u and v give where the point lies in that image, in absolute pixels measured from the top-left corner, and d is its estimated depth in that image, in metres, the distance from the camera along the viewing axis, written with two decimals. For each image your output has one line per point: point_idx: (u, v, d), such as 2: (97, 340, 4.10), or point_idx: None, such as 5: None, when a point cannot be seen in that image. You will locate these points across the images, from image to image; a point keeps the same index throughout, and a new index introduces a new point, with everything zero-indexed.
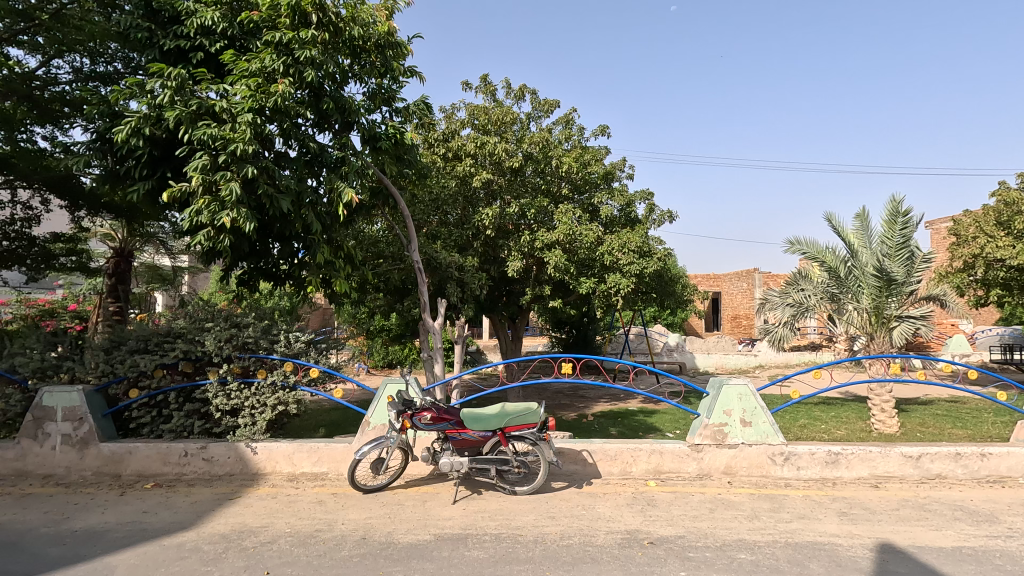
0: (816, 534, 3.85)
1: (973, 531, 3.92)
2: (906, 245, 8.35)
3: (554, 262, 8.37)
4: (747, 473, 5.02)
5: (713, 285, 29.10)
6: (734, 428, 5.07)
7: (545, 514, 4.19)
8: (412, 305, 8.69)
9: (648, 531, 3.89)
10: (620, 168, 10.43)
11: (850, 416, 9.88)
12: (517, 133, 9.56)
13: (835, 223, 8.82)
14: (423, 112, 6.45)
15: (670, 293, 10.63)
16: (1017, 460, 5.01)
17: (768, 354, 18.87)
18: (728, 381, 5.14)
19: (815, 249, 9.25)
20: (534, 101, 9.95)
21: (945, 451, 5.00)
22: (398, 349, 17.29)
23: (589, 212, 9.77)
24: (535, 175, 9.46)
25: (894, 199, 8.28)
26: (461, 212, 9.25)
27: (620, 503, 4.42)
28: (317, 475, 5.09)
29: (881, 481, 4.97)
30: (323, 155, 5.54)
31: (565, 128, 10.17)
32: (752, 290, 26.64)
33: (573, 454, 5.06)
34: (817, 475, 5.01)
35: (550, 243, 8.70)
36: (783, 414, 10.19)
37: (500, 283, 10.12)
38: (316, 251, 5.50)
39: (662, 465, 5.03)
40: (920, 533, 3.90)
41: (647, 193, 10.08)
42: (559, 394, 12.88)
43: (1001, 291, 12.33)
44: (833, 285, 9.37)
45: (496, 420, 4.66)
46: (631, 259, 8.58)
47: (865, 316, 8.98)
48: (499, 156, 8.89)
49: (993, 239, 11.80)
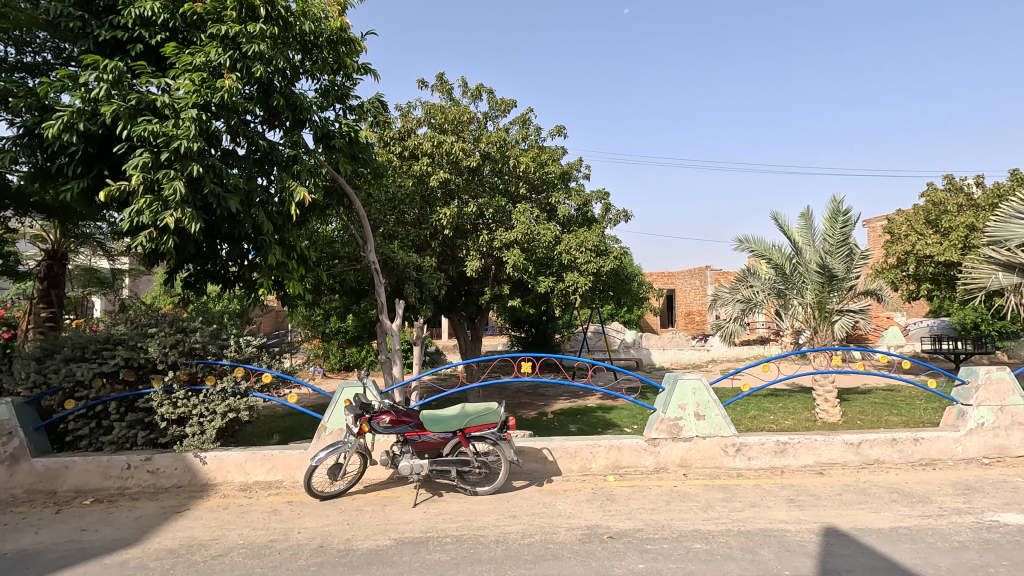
0: (767, 521, 4.01)
1: (908, 512, 4.17)
2: (846, 242, 8.76)
3: (512, 261, 8.40)
4: (701, 464, 5.18)
5: (667, 283, 29.82)
6: (689, 422, 5.21)
7: (506, 514, 4.19)
8: (369, 307, 8.54)
9: (608, 526, 3.95)
10: (577, 169, 10.60)
11: (797, 407, 10.33)
12: (474, 133, 9.51)
13: (781, 222, 9.19)
14: (378, 110, 6.35)
15: (626, 291, 10.85)
16: (947, 443, 5.35)
17: (720, 350, 19.47)
18: (683, 377, 5.27)
19: (762, 248, 9.64)
20: (491, 101, 9.95)
21: (881, 437, 5.30)
22: (354, 351, 16.98)
23: (547, 212, 9.87)
24: (493, 175, 9.45)
25: (834, 199, 8.68)
26: (418, 212, 9.16)
27: (580, 500, 4.48)
28: (271, 483, 4.93)
29: (825, 468, 5.22)
30: (273, 153, 5.38)
31: (522, 128, 10.22)
32: (704, 287, 27.51)
33: (534, 452, 5.08)
34: (766, 465, 5.21)
35: (508, 242, 8.69)
36: (733, 407, 10.55)
37: (459, 282, 10.11)
38: (268, 252, 5.31)
39: (620, 460, 5.13)
40: (860, 515, 4.12)
41: (602, 193, 10.27)
42: (519, 393, 12.91)
43: (929, 285, 13.14)
44: (779, 281, 9.75)
45: (455, 421, 4.63)
46: (589, 258, 8.72)
47: (809, 310, 9.38)
48: (455, 156, 8.83)
49: (923, 237, 12.58)
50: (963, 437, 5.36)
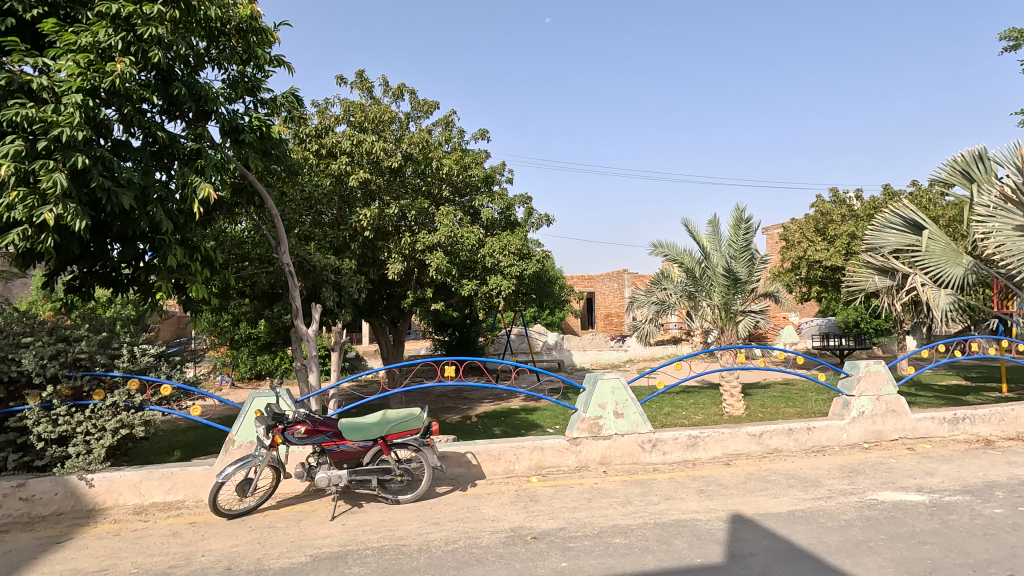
0: (680, 512, 4.21)
1: (803, 495, 4.54)
2: (748, 248, 9.43)
3: (436, 264, 8.29)
4: (620, 461, 5.36)
5: (587, 286, 30.73)
6: (608, 420, 5.38)
7: (429, 521, 4.12)
8: (283, 311, 8.10)
9: (531, 527, 3.99)
10: (500, 172, 10.68)
11: (706, 402, 10.98)
12: (396, 133, 9.30)
13: (691, 228, 9.74)
14: (293, 105, 6.05)
15: (549, 294, 11.04)
16: (835, 431, 5.89)
17: (636, 350, 20.32)
18: (603, 376, 5.43)
19: (675, 252, 10.16)
20: (413, 101, 9.79)
21: (780, 427, 5.74)
22: (267, 358, 16.06)
23: (470, 215, 9.86)
24: (415, 176, 9.29)
25: (738, 208, 9.32)
26: (337, 212, 8.82)
27: (504, 502, 4.49)
28: (170, 504, 4.52)
29: (731, 458, 5.57)
30: (174, 145, 4.97)
31: (445, 130, 10.14)
32: (622, 290, 28.64)
33: (457, 457, 5.03)
34: (679, 459, 5.48)
35: (431, 245, 8.57)
36: (649, 404, 11.03)
37: (380, 286, 9.85)
38: (167, 253, 4.89)
39: (543, 460, 5.19)
40: (762, 501, 4.44)
41: (525, 197, 10.41)
42: (443, 398, 12.77)
43: (819, 287, 14.46)
44: (690, 284, 10.32)
45: (376, 429, 4.48)
46: (511, 261, 8.84)
47: (717, 311, 10.01)
48: (376, 156, 8.60)
49: (813, 244, 13.82)
50: (848, 425, 5.92)
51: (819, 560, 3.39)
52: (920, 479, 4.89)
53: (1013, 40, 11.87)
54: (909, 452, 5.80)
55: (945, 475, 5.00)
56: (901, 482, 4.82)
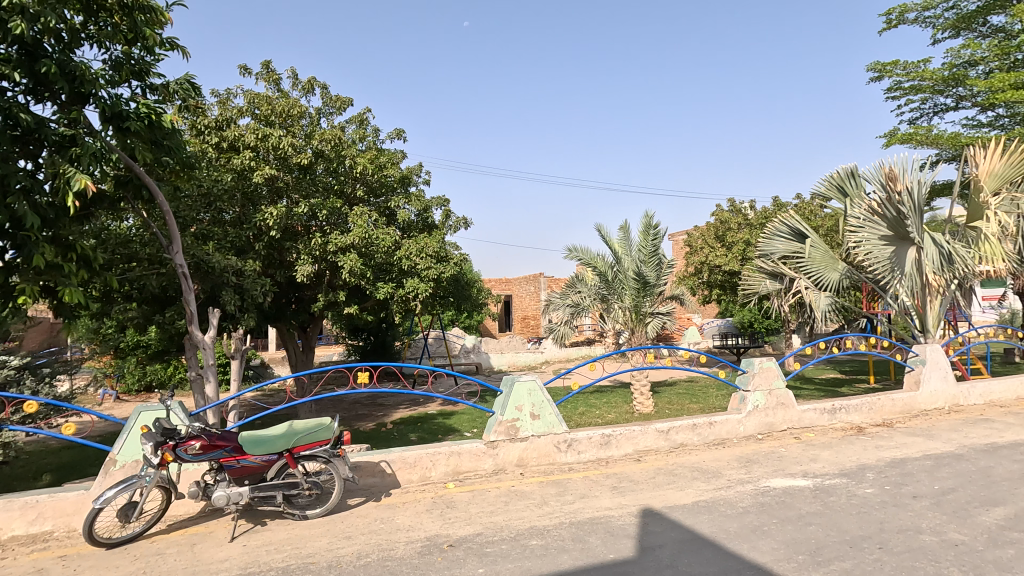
0: (594, 510, 4.32)
1: (705, 486, 4.82)
2: (656, 253, 9.93)
3: (349, 266, 7.97)
4: (537, 462, 5.41)
5: (505, 289, 30.95)
6: (525, 422, 5.42)
7: (340, 536, 3.92)
8: (176, 317, 7.42)
9: (447, 534, 3.91)
10: (416, 173, 10.50)
11: (618, 401, 11.40)
12: (306, 128, 8.85)
13: (603, 233, 10.09)
14: (189, 92, 5.57)
15: (467, 297, 10.98)
16: (733, 424, 6.31)
17: (552, 352, 20.74)
18: (519, 379, 5.47)
19: (589, 256, 10.48)
20: (324, 96, 9.38)
21: (685, 423, 6.06)
22: (158, 369, 14.70)
23: (386, 216, 9.60)
24: (327, 175, 8.88)
25: (647, 214, 9.78)
26: (238, 211, 8.27)
27: (420, 510, 4.38)
28: (35, 537, 3.97)
29: (641, 455, 5.80)
30: (41, 130, 4.40)
31: (359, 127, 9.81)
32: (538, 293, 29.17)
33: (371, 466, 4.84)
34: (593, 457, 5.63)
35: (343, 246, 8.22)
36: (565, 405, 11.28)
37: (288, 289, 9.34)
38: (33, 252, 4.31)
39: (460, 465, 5.13)
40: (670, 494, 4.65)
41: (443, 199, 10.30)
42: (357, 405, 12.32)
43: (718, 291, 15.51)
44: (603, 287, 10.67)
45: (282, 441, 4.21)
46: (429, 264, 8.72)
47: (628, 313, 10.44)
48: (284, 152, 8.13)
49: (714, 250, 14.84)
50: (744, 418, 6.37)
51: (720, 547, 3.60)
52: (805, 465, 5.35)
53: (878, 72, 13.43)
54: (796, 441, 6.35)
55: (826, 460, 5.51)
56: (789, 469, 5.25)
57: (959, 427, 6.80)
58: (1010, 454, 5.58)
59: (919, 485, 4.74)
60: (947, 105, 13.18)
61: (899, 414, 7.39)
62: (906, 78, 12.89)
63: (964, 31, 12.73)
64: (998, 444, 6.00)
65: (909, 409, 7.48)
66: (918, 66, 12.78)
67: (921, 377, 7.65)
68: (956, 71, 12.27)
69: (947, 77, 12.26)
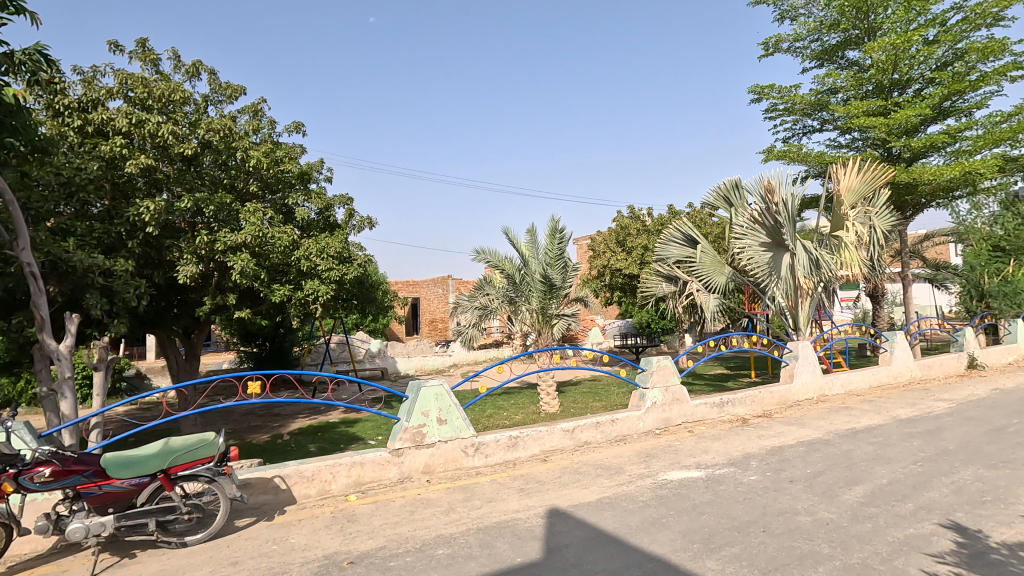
0: (502, 513, 4.28)
1: (608, 483, 4.97)
2: (562, 256, 10.17)
3: (240, 267, 7.34)
4: (444, 468, 5.29)
5: (412, 291, 30.33)
6: (432, 427, 5.27)
7: (225, 562, 3.56)
8: (26, 323, 6.43)
9: (348, 551, 3.69)
10: (317, 170, 9.96)
11: (525, 402, 11.53)
12: (190, 116, 8.06)
13: (511, 236, 10.16)
14: (39, 66, 4.84)
15: (371, 300, 10.58)
16: (633, 420, 6.58)
17: (461, 354, 20.62)
18: (426, 384, 5.32)
19: (497, 259, 10.51)
20: (212, 82, 8.61)
21: (589, 422, 6.23)
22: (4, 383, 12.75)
23: (283, 214, 9.00)
24: (214, 168, 8.17)
25: (553, 218, 9.99)
26: (109, 203, 7.28)
27: (317, 527, 4.10)
28: None
29: (548, 455, 5.87)
30: None
31: (253, 118, 9.12)
32: (447, 295, 28.91)
33: (262, 483, 4.45)
34: (500, 460, 5.60)
35: (234, 245, 7.56)
36: (473, 407, 11.22)
37: (169, 291, 8.47)
38: None
39: (363, 476, 4.88)
40: (575, 493, 4.74)
41: (346, 198, 9.85)
42: (249, 416, 11.44)
43: (619, 293, 16.23)
44: (511, 290, 10.73)
45: (157, 461, 3.78)
46: (330, 265, 8.31)
47: (535, 315, 10.60)
48: (164, 140, 7.33)
49: (615, 254, 15.53)
50: (643, 414, 6.66)
51: (623, 542, 3.71)
52: (698, 457, 5.69)
53: (758, 93, 14.75)
54: (690, 434, 6.74)
55: (716, 451, 5.90)
56: (684, 462, 5.55)
57: (825, 415, 7.59)
58: (866, 437, 6.31)
59: (794, 469, 5.20)
60: (814, 127, 14.75)
61: (777, 405, 8.11)
62: (780, 101, 14.26)
63: (827, 62, 14.31)
64: (856, 428, 6.76)
65: (784, 400, 8.23)
66: (790, 91, 14.19)
67: (795, 370, 8.48)
68: (821, 97, 13.78)
69: (813, 102, 13.72)
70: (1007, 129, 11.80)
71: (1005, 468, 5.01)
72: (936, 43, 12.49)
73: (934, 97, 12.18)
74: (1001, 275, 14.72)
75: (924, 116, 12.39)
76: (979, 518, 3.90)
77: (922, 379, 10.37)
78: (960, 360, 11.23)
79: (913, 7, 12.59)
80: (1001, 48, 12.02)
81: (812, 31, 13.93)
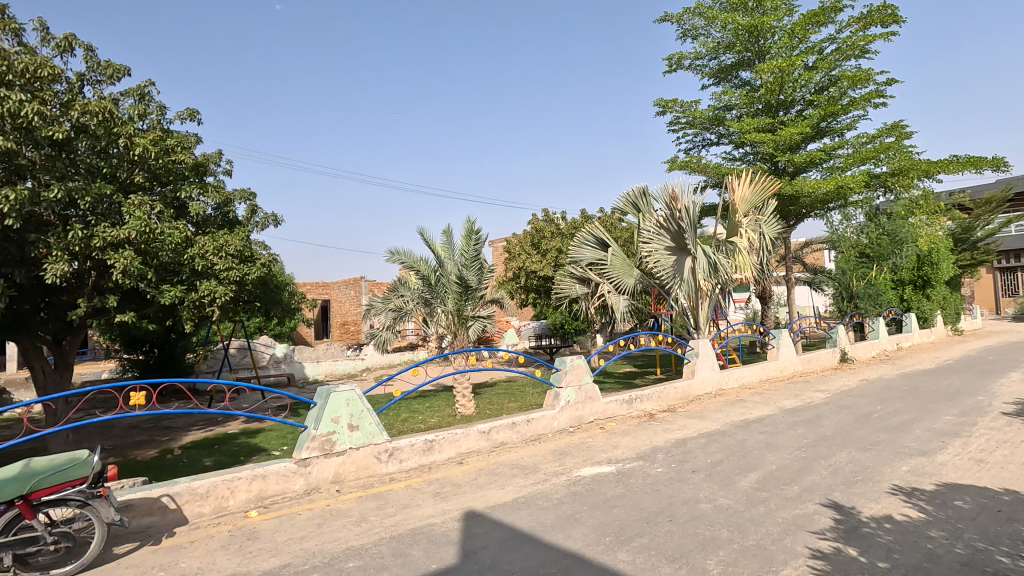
0: (417, 520, 4.17)
1: (524, 482, 5.00)
2: (478, 258, 10.13)
3: (123, 266, 6.61)
4: (355, 476, 5.07)
5: (322, 293, 28.99)
6: (342, 435, 5.04)
7: None
8: None
9: (247, 572, 3.42)
10: (215, 161, 9.24)
11: (441, 405, 11.38)
12: (61, 96, 7.12)
13: (426, 236, 9.99)
14: None
15: (276, 302, 9.96)
16: (548, 419, 6.69)
17: (374, 358, 20.00)
18: (335, 389, 5.08)
19: (411, 260, 10.29)
20: (89, 59, 7.72)
21: (505, 422, 6.25)
22: None
23: (174, 208, 8.24)
24: (93, 155, 7.21)
25: (470, 219, 9.94)
26: None
27: (212, 548, 3.77)
28: None
29: (464, 457, 5.81)
30: None
31: (139, 102, 8.28)
32: (359, 297, 27.97)
33: (147, 504, 4.00)
34: (415, 465, 5.46)
35: (116, 241, 6.76)
36: (387, 412, 10.91)
37: (33, 291, 7.43)
38: None
39: (265, 490, 4.55)
40: (491, 494, 4.72)
41: (248, 193, 9.21)
42: (133, 429, 10.35)
43: (534, 294, 16.50)
44: (426, 291, 10.54)
45: (15, 486, 3.29)
46: (229, 265, 7.79)
47: (451, 316, 10.49)
48: (27, 120, 6.30)
49: (530, 256, 15.78)
50: (558, 413, 6.80)
51: (538, 540, 3.73)
52: (609, 453, 5.88)
53: (662, 106, 15.62)
54: (601, 430, 6.96)
55: (625, 446, 6.13)
56: (596, 457, 5.72)
57: (722, 408, 8.15)
58: (758, 427, 6.84)
59: (696, 460, 5.52)
60: (712, 140, 15.87)
61: (680, 399, 8.59)
62: (683, 114, 15.20)
63: (723, 81, 15.46)
64: (749, 419, 7.32)
65: (687, 395, 8.75)
66: (691, 105, 15.16)
67: (696, 366, 9.03)
68: (718, 113, 14.85)
69: (712, 117, 14.76)
70: (871, 150, 13.36)
71: (872, 450, 5.64)
72: (815, 69, 13.88)
73: (813, 118, 13.52)
74: (866, 279, 16.62)
75: (805, 135, 13.73)
76: (852, 496, 4.34)
77: (803, 372, 11.44)
78: (834, 354, 12.53)
79: (795, 36, 13.91)
80: (866, 78, 13.59)
81: (711, 51, 14.98)
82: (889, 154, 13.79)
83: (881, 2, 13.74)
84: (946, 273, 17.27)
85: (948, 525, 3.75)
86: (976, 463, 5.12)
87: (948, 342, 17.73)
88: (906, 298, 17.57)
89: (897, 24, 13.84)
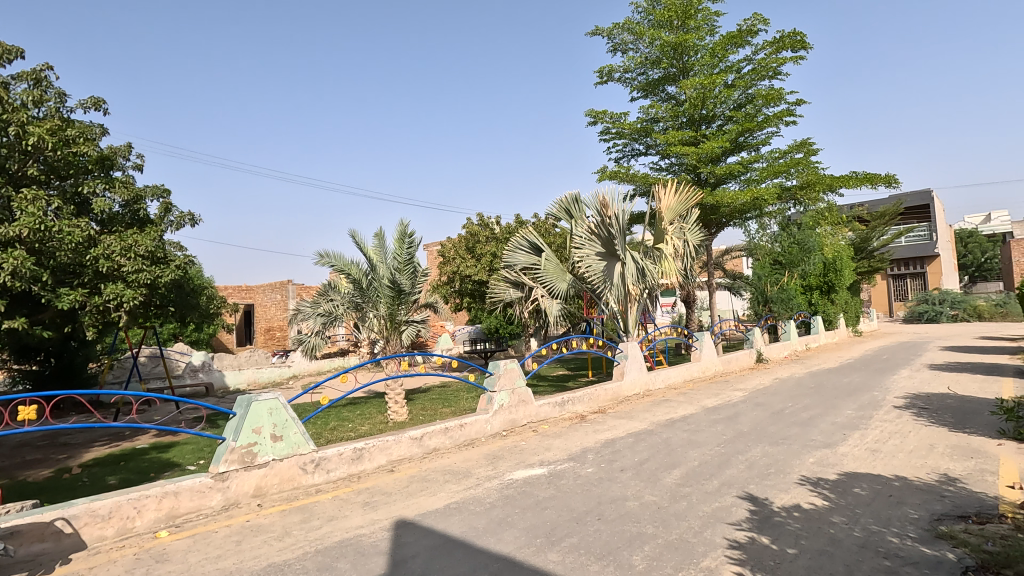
0: (345, 531, 4.03)
1: (457, 488, 4.96)
2: (410, 261, 9.94)
3: (12, 266, 5.95)
4: (278, 489, 4.83)
5: (244, 297, 27.57)
6: (264, 446, 4.80)
7: None
8: None
9: None
10: (123, 154, 8.58)
11: (372, 412, 11.09)
12: None
13: (357, 238, 9.70)
14: None
15: (192, 307, 9.33)
16: (481, 423, 6.68)
17: (301, 364, 19.20)
18: (257, 398, 4.83)
19: (341, 263, 9.97)
20: None
21: (437, 427, 6.18)
22: None
23: (74, 204, 7.55)
24: None
25: (403, 223, 9.76)
26: None
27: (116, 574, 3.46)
28: None
29: (395, 464, 5.68)
30: None
31: (34, 87, 7.54)
32: (285, 302, 26.79)
33: (38, 530, 3.61)
34: (343, 474, 5.28)
35: (4, 239, 6.09)
36: (314, 421, 10.51)
37: None
38: None
39: (177, 507, 4.25)
40: (422, 501, 4.64)
41: (161, 189, 8.61)
42: (24, 447, 9.35)
43: (468, 298, 16.46)
44: (357, 295, 10.21)
45: None
46: (139, 266, 7.23)
47: (382, 321, 10.19)
48: None
49: (464, 260, 15.77)
50: (491, 417, 6.80)
51: (469, 545, 3.71)
52: (541, 455, 5.95)
53: (593, 117, 16.10)
54: (534, 432, 7.03)
55: (557, 448, 6.23)
56: (529, 460, 5.77)
57: (649, 408, 8.46)
58: (682, 425, 7.14)
59: (624, 459, 5.69)
60: (640, 151, 16.52)
61: (610, 400, 8.84)
62: (613, 125, 15.72)
63: (650, 94, 16.12)
64: (674, 418, 7.64)
65: (616, 396, 9.01)
66: (620, 117, 15.71)
67: (625, 368, 9.34)
68: (645, 124, 15.48)
69: (639, 129, 15.35)
70: (783, 165, 14.39)
71: (783, 444, 6.04)
72: (733, 87, 14.80)
73: (731, 133, 14.37)
74: (779, 284, 17.85)
75: (724, 148, 14.57)
76: (766, 488, 4.63)
77: (723, 372, 12.08)
78: (751, 354, 13.34)
79: (716, 55, 14.74)
80: (778, 97, 14.62)
81: (639, 65, 15.59)
82: (798, 169, 14.91)
83: (791, 29, 14.86)
84: (847, 280, 18.84)
85: (848, 510, 4.08)
86: (872, 453, 5.61)
87: (849, 342, 19.35)
88: (814, 302, 19.00)
89: (804, 49, 14.99)
